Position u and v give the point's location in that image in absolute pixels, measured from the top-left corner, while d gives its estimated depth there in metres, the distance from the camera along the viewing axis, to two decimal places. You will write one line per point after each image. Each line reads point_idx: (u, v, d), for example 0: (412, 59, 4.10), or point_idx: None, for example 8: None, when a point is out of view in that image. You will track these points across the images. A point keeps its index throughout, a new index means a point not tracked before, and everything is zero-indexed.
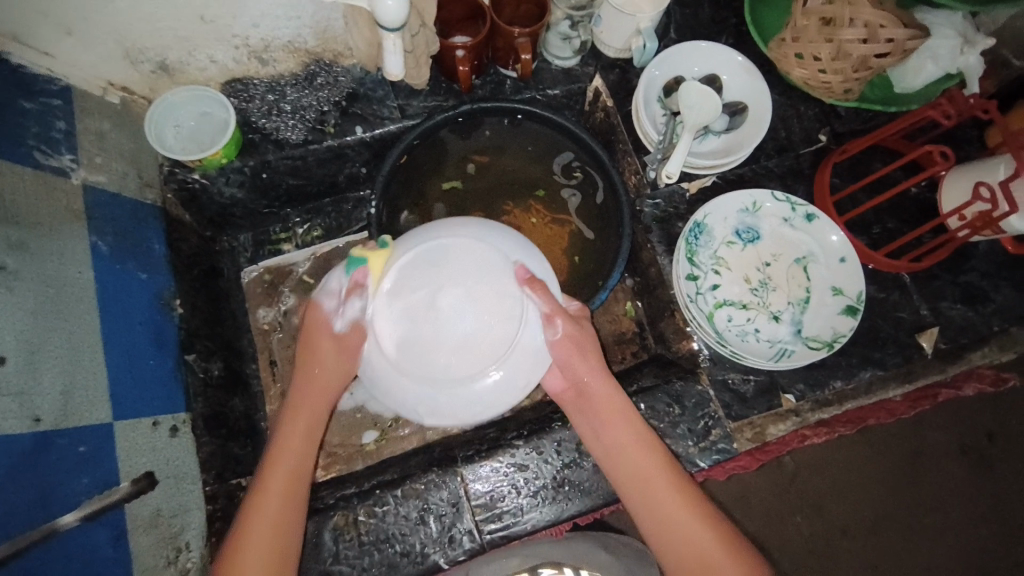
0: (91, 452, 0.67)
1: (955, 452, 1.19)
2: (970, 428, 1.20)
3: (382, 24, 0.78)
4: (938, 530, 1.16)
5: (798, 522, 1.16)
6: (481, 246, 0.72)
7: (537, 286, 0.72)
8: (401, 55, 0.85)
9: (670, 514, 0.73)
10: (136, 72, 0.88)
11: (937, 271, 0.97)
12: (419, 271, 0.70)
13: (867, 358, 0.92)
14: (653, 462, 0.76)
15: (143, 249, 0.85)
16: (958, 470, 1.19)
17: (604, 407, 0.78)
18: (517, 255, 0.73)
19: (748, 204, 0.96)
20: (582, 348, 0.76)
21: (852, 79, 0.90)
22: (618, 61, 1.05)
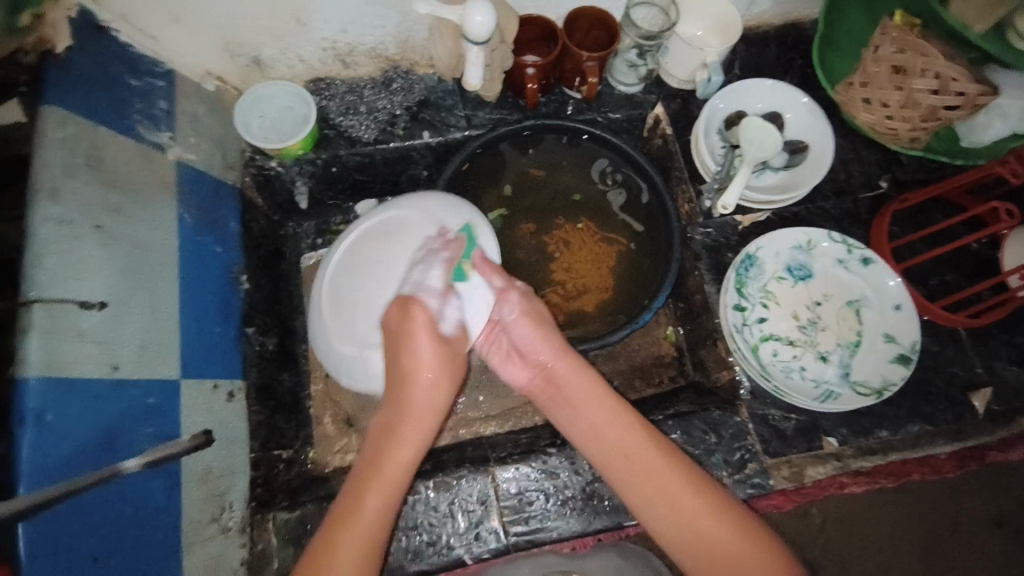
0: (158, 403, 0.72)
1: (988, 522, 1.10)
2: (1009, 497, 1.11)
3: (468, 36, 0.83)
4: None
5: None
6: (432, 219, 0.82)
7: (488, 266, 0.77)
8: (480, 68, 0.90)
9: (661, 489, 0.70)
10: (232, 64, 0.95)
11: (994, 329, 0.94)
12: (373, 239, 0.84)
13: (915, 410, 0.89)
14: (635, 435, 0.73)
15: (220, 225, 0.91)
16: (993, 541, 1.09)
17: (573, 386, 0.78)
18: (461, 230, 0.80)
19: (802, 241, 0.96)
20: (540, 324, 0.78)
21: (920, 128, 0.90)
22: (680, 92, 1.08)
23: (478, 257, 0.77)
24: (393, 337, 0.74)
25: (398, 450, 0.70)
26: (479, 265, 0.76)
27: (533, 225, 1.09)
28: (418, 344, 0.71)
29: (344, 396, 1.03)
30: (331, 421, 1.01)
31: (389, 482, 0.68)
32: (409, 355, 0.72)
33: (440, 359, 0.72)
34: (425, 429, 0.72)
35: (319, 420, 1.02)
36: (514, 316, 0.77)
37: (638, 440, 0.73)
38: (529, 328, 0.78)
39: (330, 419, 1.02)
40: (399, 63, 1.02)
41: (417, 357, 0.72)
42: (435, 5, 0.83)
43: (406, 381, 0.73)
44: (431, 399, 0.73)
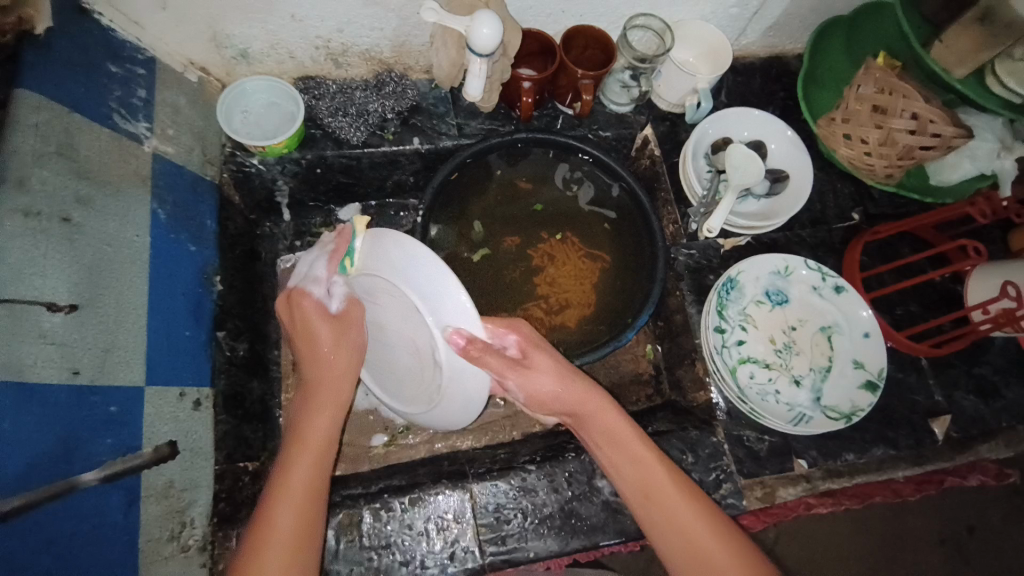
0: (120, 412, 0.67)
1: (935, 542, 1.19)
2: (951, 520, 1.20)
3: (472, 48, 0.83)
4: None
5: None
6: (402, 288, 0.70)
7: (473, 350, 0.69)
8: (483, 79, 0.91)
9: (699, 544, 0.69)
10: (219, 56, 0.92)
11: (953, 359, 0.99)
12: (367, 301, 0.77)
13: (881, 435, 0.93)
14: (677, 495, 0.71)
15: (196, 223, 0.87)
16: (936, 558, 1.18)
17: (603, 426, 0.75)
18: (431, 303, 0.68)
19: (780, 267, 0.99)
20: (562, 370, 0.75)
21: (895, 165, 0.95)
22: (669, 115, 1.11)
23: (456, 344, 0.68)
24: (298, 331, 0.77)
25: (313, 420, 0.73)
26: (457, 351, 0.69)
27: (517, 238, 1.09)
28: (318, 335, 0.75)
29: None
30: None
31: (325, 415, 0.74)
32: (320, 330, 0.75)
33: (337, 339, 0.76)
34: (338, 399, 0.75)
35: (288, 430, 0.98)
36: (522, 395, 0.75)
37: (684, 501, 0.71)
38: (546, 380, 0.74)
39: None
40: (392, 66, 1.00)
41: (318, 347, 0.75)
42: (441, 13, 0.82)
43: (319, 365, 0.75)
44: (333, 366, 0.76)
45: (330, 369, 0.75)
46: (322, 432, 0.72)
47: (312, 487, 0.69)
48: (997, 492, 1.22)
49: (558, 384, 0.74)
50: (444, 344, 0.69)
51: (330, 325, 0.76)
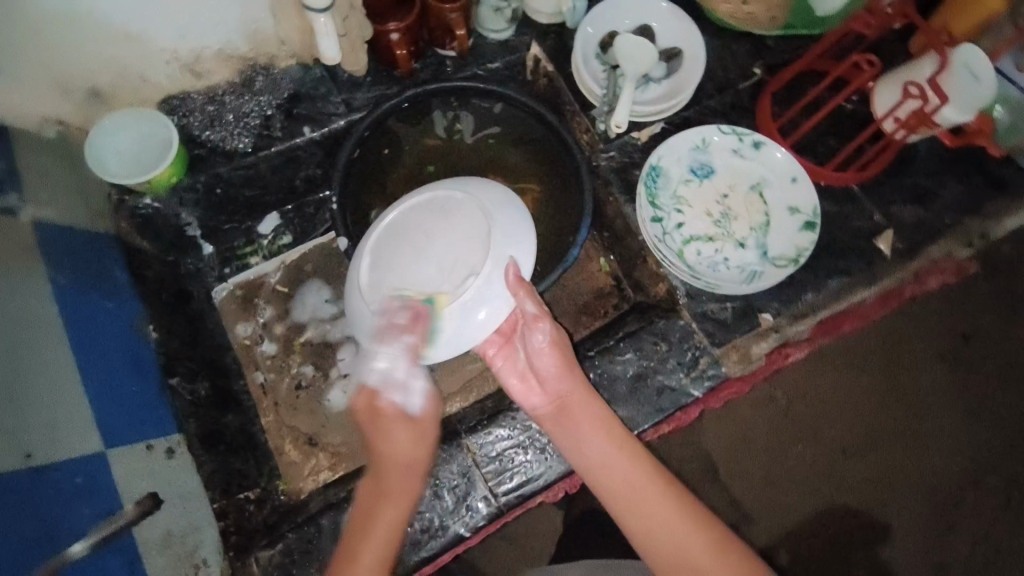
0: (87, 482, 0.67)
1: (935, 357, 1.29)
2: (946, 332, 1.29)
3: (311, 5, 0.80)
4: (928, 435, 1.25)
5: (800, 450, 1.25)
6: (490, 214, 0.79)
7: (522, 289, 0.78)
8: (336, 37, 0.86)
9: (674, 537, 0.70)
10: (70, 103, 0.86)
11: (884, 177, 1.02)
12: (430, 212, 0.80)
13: (832, 268, 0.96)
14: (652, 488, 0.73)
15: (106, 279, 0.83)
16: (941, 372, 1.28)
17: (584, 415, 0.79)
18: (507, 236, 0.79)
19: (698, 141, 0.99)
20: (568, 354, 0.82)
21: (772, 7, 1.04)
22: (551, 28, 1.07)
23: (510, 275, 0.78)
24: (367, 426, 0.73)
25: (381, 514, 0.68)
26: (507, 283, 0.78)
27: None
28: (389, 437, 0.71)
29: (300, 418, 0.99)
30: (293, 447, 0.97)
31: (395, 511, 0.69)
32: (389, 433, 0.71)
33: (412, 437, 0.72)
34: (407, 494, 0.70)
35: (281, 450, 0.96)
36: (544, 342, 0.81)
37: (658, 493, 0.72)
38: (552, 355, 0.81)
39: (291, 445, 0.97)
40: (255, 61, 0.95)
41: (392, 446, 0.71)
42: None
43: (382, 469, 0.71)
44: (408, 459, 0.71)
45: (400, 460, 0.71)
46: (388, 518, 0.68)
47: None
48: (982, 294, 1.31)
49: (562, 368, 0.81)
50: (501, 274, 0.78)
51: (407, 427, 0.72)
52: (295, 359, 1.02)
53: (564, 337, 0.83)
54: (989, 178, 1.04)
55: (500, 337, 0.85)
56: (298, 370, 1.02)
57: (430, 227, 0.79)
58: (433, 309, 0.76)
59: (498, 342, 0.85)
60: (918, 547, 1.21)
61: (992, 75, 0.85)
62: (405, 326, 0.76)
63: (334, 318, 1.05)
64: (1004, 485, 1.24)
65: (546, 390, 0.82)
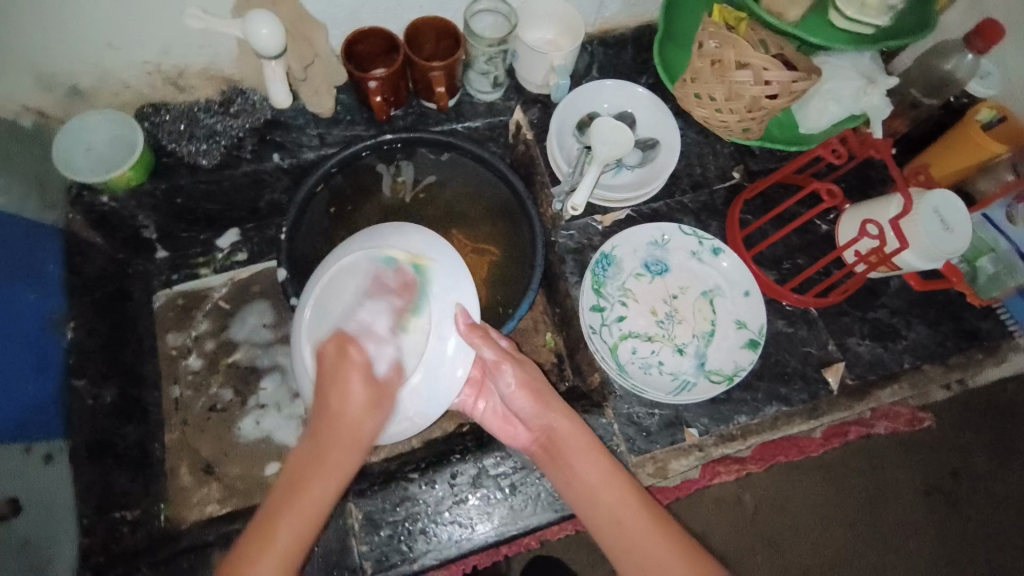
0: None
1: (920, 493, 1.30)
2: (935, 469, 1.31)
3: (263, 53, 0.79)
4: (899, 571, 1.25)
5: (759, 563, 1.24)
6: (415, 268, 0.71)
7: (478, 333, 0.71)
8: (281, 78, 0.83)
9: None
10: (50, 96, 0.89)
11: (845, 307, 0.98)
12: (352, 280, 0.70)
13: (772, 392, 0.91)
14: (641, 521, 0.71)
15: (36, 271, 0.84)
16: (922, 510, 1.29)
17: (573, 450, 0.76)
18: (444, 286, 0.71)
19: (656, 237, 0.97)
20: (544, 393, 0.78)
21: (747, 119, 0.91)
22: (539, 97, 1.09)
23: (462, 322, 0.71)
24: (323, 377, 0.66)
25: (315, 478, 0.63)
26: (459, 330, 0.71)
27: None
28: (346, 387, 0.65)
29: (203, 441, 0.97)
30: (187, 471, 0.95)
31: (323, 484, 0.63)
32: (338, 390, 0.65)
33: (368, 402, 0.66)
34: (346, 467, 0.65)
35: (174, 471, 0.95)
36: (512, 386, 0.77)
37: (646, 524, 0.71)
38: (525, 398, 0.77)
39: (187, 468, 0.96)
40: (239, 83, 0.97)
41: (343, 398, 0.65)
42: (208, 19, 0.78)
43: (333, 419, 0.65)
44: (357, 427, 0.65)
45: (349, 427, 0.65)
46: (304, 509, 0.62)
47: (278, 574, 0.59)
48: (970, 440, 1.33)
49: (540, 402, 0.77)
50: (452, 324, 0.71)
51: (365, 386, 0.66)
52: (217, 378, 1.01)
53: (532, 371, 0.78)
54: (961, 328, 0.99)
55: (474, 385, 0.83)
56: (216, 390, 1.00)
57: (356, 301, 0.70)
58: (421, 277, 0.71)
59: (472, 390, 0.83)
60: None
61: (964, 225, 0.82)
62: (394, 289, 0.70)
63: (268, 345, 1.04)
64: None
65: (528, 427, 0.80)
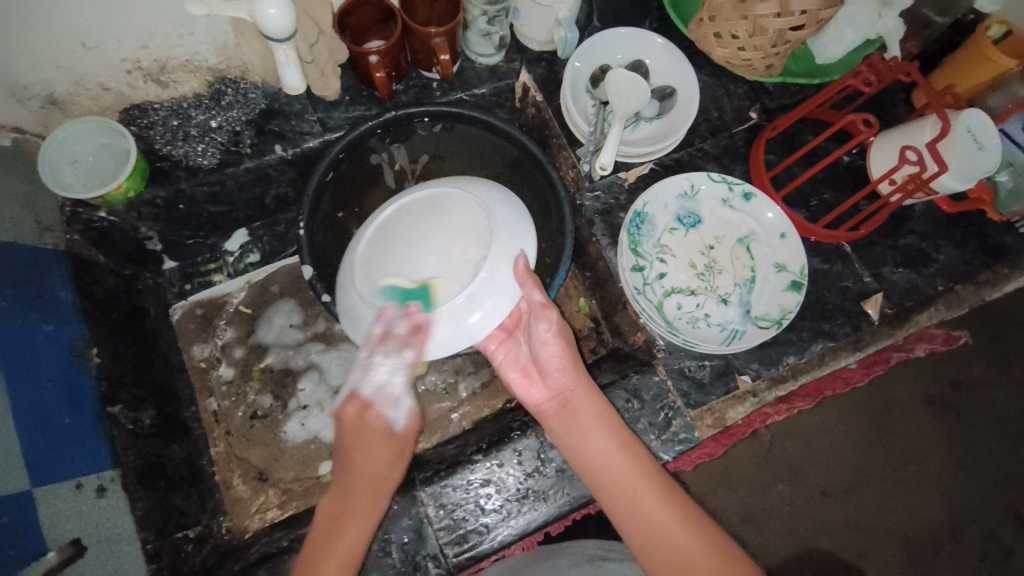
0: (14, 522, 0.65)
1: (921, 404, 1.22)
2: (936, 378, 1.23)
3: (268, 37, 0.72)
4: (914, 483, 1.19)
5: (781, 490, 1.18)
6: (489, 208, 0.73)
7: (530, 281, 0.72)
8: (297, 66, 0.78)
9: (673, 544, 0.66)
10: (24, 109, 0.81)
11: (876, 237, 0.98)
12: (422, 210, 0.74)
13: (817, 330, 0.92)
14: (650, 488, 0.69)
15: (47, 300, 0.78)
16: (926, 420, 1.22)
17: (586, 415, 0.73)
18: (511, 230, 0.72)
19: (687, 188, 0.95)
20: (570, 345, 0.77)
21: (772, 54, 0.89)
22: (544, 54, 1.03)
23: (520, 266, 0.71)
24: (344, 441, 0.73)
25: (344, 529, 0.69)
26: (514, 272, 0.71)
27: None
28: (375, 451, 0.72)
29: (252, 450, 0.96)
30: (241, 481, 0.94)
31: (358, 525, 0.69)
32: (353, 453, 0.72)
33: (391, 459, 0.72)
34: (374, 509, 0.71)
35: (228, 484, 0.94)
36: (549, 333, 0.76)
37: (655, 493, 0.69)
38: (559, 346, 0.76)
39: (240, 479, 0.94)
40: (226, 73, 0.90)
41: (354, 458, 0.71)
42: (209, 3, 0.70)
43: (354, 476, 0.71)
44: (373, 473, 0.71)
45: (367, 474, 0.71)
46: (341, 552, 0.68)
47: None
48: None
49: (564, 359, 0.76)
50: (509, 264, 0.71)
51: (383, 439, 0.73)
52: (252, 386, 0.98)
53: (568, 330, 0.77)
54: (987, 244, 1.00)
55: (502, 331, 0.79)
56: (254, 399, 0.98)
57: (424, 223, 0.73)
58: (424, 299, 0.69)
59: (500, 336, 0.79)
60: None
61: (995, 144, 0.82)
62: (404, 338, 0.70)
63: (298, 346, 1.01)
64: (983, 538, 1.18)
65: (548, 386, 0.76)
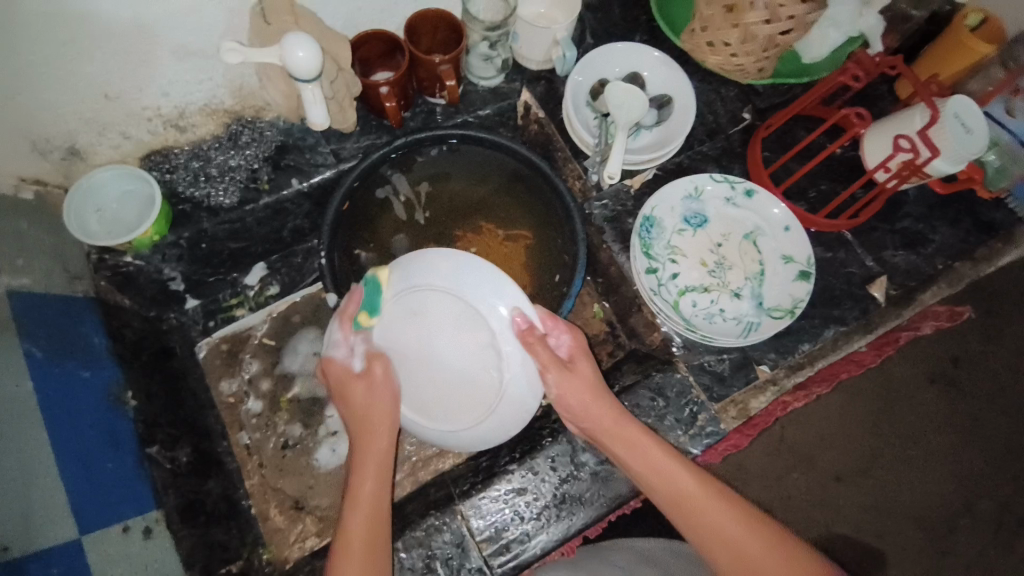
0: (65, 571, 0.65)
1: (925, 382, 1.26)
2: (937, 357, 1.27)
3: (296, 76, 0.76)
4: (926, 463, 1.23)
5: (796, 478, 1.21)
6: (454, 295, 0.74)
7: (531, 335, 0.74)
8: (322, 103, 0.83)
9: (739, 547, 0.68)
10: (48, 162, 0.83)
11: (874, 223, 1.02)
12: (408, 321, 0.77)
13: (827, 317, 0.95)
14: (706, 498, 0.72)
15: (82, 346, 0.81)
16: (930, 399, 1.26)
17: (628, 438, 0.76)
18: (487, 301, 0.73)
19: (691, 190, 0.99)
20: (590, 388, 0.77)
21: (762, 58, 0.94)
22: (542, 73, 1.07)
23: (520, 326, 0.73)
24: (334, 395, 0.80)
25: (364, 469, 0.76)
26: (515, 332, 0.74)
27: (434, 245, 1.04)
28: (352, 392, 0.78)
29: (286, 480, 0.96)
30: (278, 512, 0.94)
31: (375, 459, 0.77)
32: (351, 399, 0.78)
33: (370, 388, 0.78)
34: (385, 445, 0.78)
35: (265, 515, 0.93)
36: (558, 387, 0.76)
37: (712, 501, 0.71)
38: (574, 395, 0.77)
39: (277, 509, 0.94)
40: (240, 113, 0.93)
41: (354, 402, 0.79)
42: (247, 51, 0.73)
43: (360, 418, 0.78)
44: (377, 409, 0.78)
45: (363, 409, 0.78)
46: (368, 494, 0.74)
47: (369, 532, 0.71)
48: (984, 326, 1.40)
49: (591, 398, 0.77)
50: (507, 332, 0.74)
51: (359, 381, 0.79)
52: (282, 417, 0.99)
53: (578, 373, 0.77)
54: (979, 222, 1.05)
55: None
56: (285, 428, 0.99)
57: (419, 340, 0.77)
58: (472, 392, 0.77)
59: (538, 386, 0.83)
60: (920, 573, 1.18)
61: (984, 126, 0.86)
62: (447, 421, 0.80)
63: None
64: (996, 509, 1.21)
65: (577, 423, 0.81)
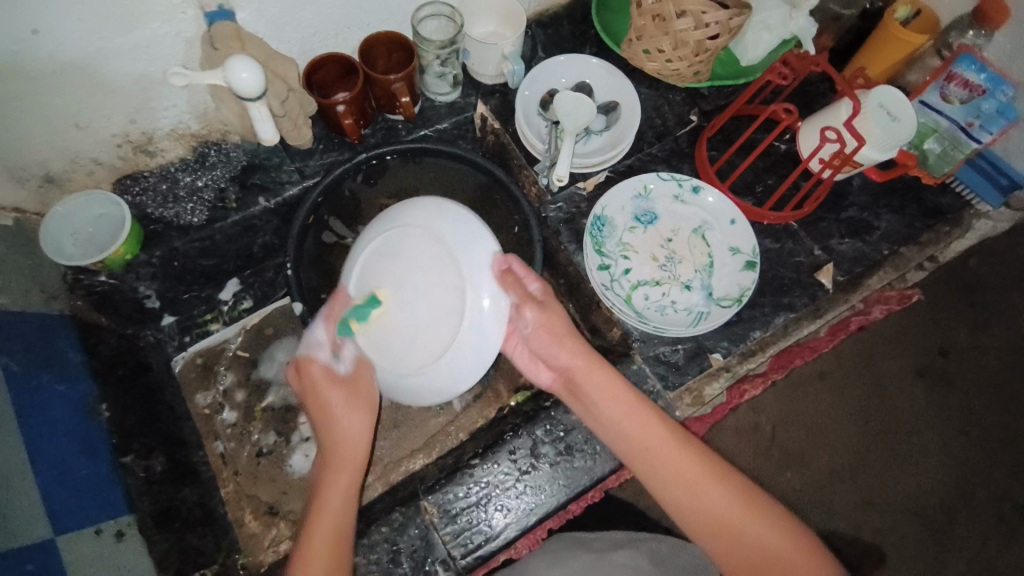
0: (40, 567, 0.68)
1: (913, 376, 1.26)
2: (922, 350, 1.28)
3: (242, 95, 0.82)
4: (918, 454, 1.23)
5: (790, 478, 1.21)
6: (430, 233, 0.76)
7: (509, 277, 0.76)
8: (270, 120, 0.91)
9: (695, 492, 0.69)
10: (23, 190, 0.89)
11: (820, 214, 1.06)
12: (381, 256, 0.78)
13: (777, 304, 0.99)
14: (662, 444, 0.72)
15: (58, 360, 0.84)
16: (919, 392, 1.26)
17: (593, 386, 0.76)
18: (464, 241, 0.75)
19: (640, 189, 1.03)
20: (558, 331, 0.77)
21: (696, 62, 1.01)
22: (496, 87, 1.12)
23: (498, 266, 0.75)
24: (309, 396, 0.75)
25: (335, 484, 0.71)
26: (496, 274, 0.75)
27: None
28: (331, 406, 0.72)
29: (260, 487, 0.99)
30: (253, 517, 0.97)
31: (343, 484, 0.71)
32: (331, 408, 0.72)
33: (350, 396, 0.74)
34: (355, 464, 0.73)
35: (240, 521, 0.97)
36: (531, 329, 0.78)
37: (672, 448, 0.71)
38: (542, 337, 0.78)
39: (252, 515, 0.97)
40: (208, 137, 0.98)
41: (331, 413, 0.73)
42: (190, 75, 0.79)
43: (330, 427, 0.73)
44: (349, 429, 0.73)
45: (339, 426, 0.73)
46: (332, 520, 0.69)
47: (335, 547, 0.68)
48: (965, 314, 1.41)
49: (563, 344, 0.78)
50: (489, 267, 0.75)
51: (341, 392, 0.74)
52: (256, 425, 1.03)
53: (554, 308, 0.78)
54: (925, 207, 1.09)
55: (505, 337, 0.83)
56: (258, 437, 1.02)
57: (393, 277, 0.77)
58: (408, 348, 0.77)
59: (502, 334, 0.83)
60: (915, 569, 1.17)
61: (909, 116, 0.91)
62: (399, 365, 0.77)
63: None
64: (993, 500, 1.21)
65: (553, 369, 0.80)
